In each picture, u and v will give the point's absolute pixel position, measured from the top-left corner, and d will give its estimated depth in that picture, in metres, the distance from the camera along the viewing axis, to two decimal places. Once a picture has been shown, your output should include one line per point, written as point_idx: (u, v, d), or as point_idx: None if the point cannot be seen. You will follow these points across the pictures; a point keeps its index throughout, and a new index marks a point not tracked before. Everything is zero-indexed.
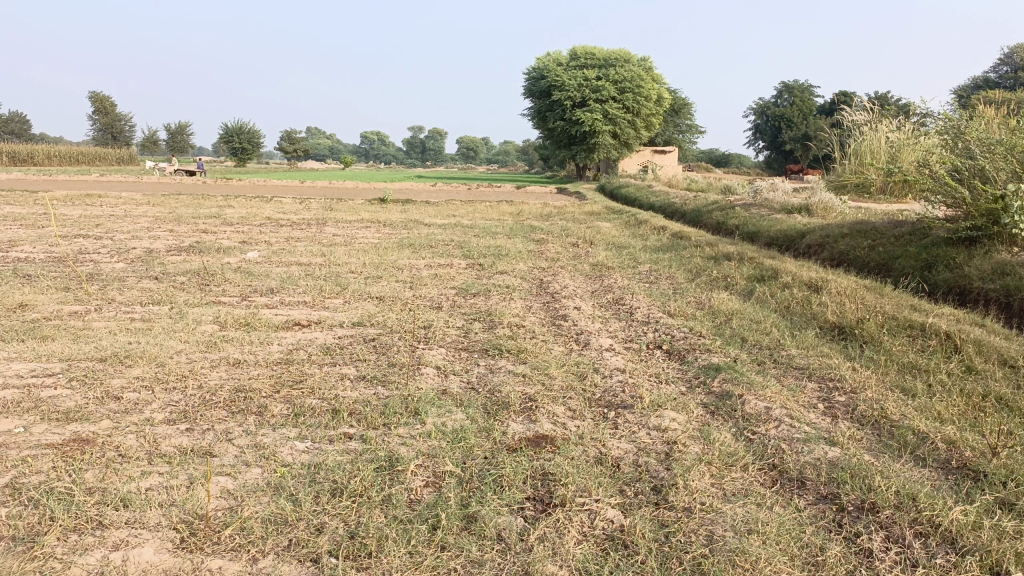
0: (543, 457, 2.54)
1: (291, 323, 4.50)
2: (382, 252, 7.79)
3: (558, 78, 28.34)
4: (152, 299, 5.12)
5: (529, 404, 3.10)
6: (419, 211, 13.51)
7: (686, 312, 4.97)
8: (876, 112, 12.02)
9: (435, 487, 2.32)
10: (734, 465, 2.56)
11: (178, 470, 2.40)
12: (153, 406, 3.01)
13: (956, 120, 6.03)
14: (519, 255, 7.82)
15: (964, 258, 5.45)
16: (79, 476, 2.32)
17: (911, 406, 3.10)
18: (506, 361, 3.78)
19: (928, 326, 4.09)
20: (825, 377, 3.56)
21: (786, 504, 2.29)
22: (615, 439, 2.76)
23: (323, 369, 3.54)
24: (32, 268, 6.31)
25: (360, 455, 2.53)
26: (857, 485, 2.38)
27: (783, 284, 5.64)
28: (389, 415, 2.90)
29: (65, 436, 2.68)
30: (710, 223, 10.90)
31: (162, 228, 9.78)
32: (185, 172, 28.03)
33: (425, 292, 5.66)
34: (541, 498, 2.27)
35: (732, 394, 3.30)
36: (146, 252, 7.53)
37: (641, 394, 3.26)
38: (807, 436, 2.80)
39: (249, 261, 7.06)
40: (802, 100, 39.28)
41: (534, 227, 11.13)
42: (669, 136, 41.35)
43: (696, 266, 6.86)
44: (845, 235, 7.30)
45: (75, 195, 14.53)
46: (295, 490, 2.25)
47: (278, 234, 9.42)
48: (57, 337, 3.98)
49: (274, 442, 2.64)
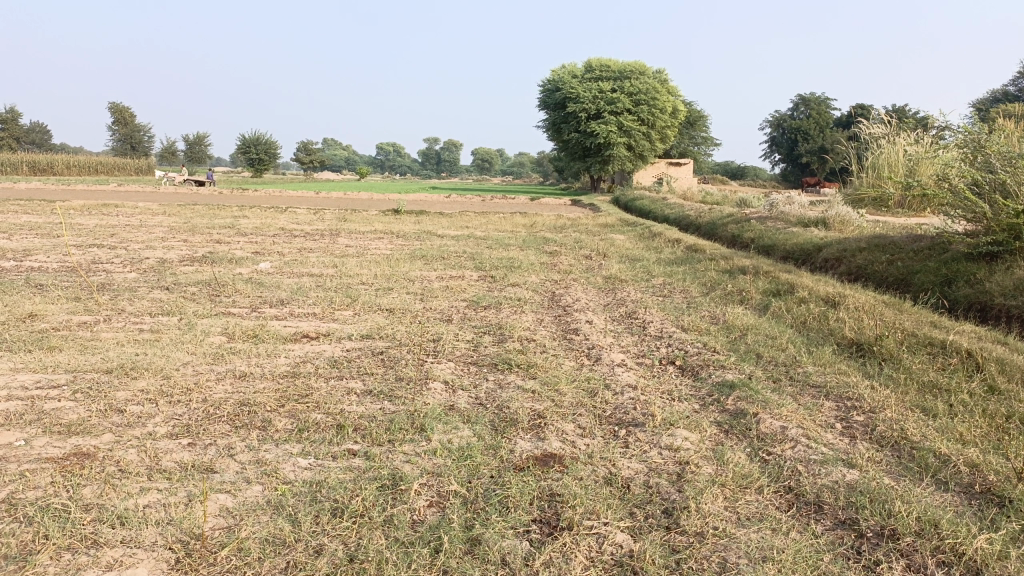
0: (550, 477, 2.47)
1: (299, 335, 4.46)
2: (393, 263, 7.77)
3: (572, 90, 28.35)
4: (162, 310, 5.10)
5: (538, 421, 3.03)
6: (433, 223, 13.51)
7: (700, 327, 4.88)
8: (894, 125, 11.90)
9: (438, 507, 2.25)
10: (748, 487, 2.48)
11: (178, 486, 2.35)
12: (156, 419, 2.96)
13: (975, 133, 5.91)
14: (531, 268, 7.77)
15: (985, 274, 5.34)
16: (77, 492, 2.27)
17: (932, 427, 3.00)
18: (515, 376, 3.71)
19: (949, 343, 3.99)
20: (843, 396, 3.47)
21: (802, 530, 2.20)
22: (625, 458, 2.69)
23: (329, 383, 3.49)
24: (45, 277, 6.33)
25: (363, 472, 2.47)
26: (877, 510, 2.29)
27: (800, 298, 5.55)
28: (394, 431, 2.84)
29: (66, 450, 2.64)
30: (726, 236, 10.80)
31: (176, 237, 9.82)
32: (198, 182, 28.35)
33: (435, 304, 5.61)
34: (548, 520, 2.20)
35: (747, 413, 3.22)
36: (159, 262, 7.54)
37: (652, 411, 3.18)
38: (825, 457, 2.71)
39: (261, 272, 7.05)
40: (819, 113, 39.09)
41: (547, 238, 11.08)
42: (684, 148, 41.26)
43: (710, 280, 6.77)
44: (863, 249, 7.19)
45: (92, 205, 14.66)
46: (295, 509, 2.19)
47: (291, 245, 9.42)
48: (65, 348, 3.96)
49: (276, 459, 2.59)
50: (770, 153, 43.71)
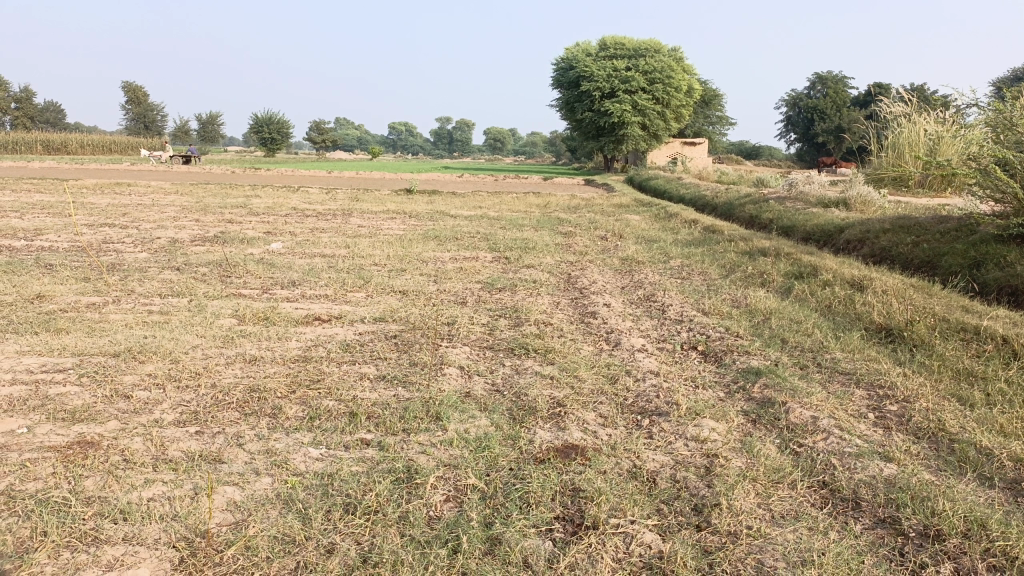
0: (572, 471, 2.36)
1: (311, 318, 4.35)
2: (406, 244, 7.65)
3: (586, 69, 27.96)
4: (171, 291, 5.00)
5: (558, 409, 2.91)
6: (446, 203, 13.36)
7: (721, 311, 4.74)
8: (915, 103, 11.61)
9: (456, 503, 2.15)
10: (781, 482, 2.36)
11: (184, 479, 2.25)
12: (163, 406, 2.87)
13: (1007, 110, 5.67)
14: (546, 249, 7.62)
15: (1017, 257, 5.16)
16: (79, 485, 2.19)
17: (970, 418, 2.86)
18: (533, 361, 3.59)
19: (983, 329, 3.82)
20: (874, 384, 3.33)
21: (840, 529, 2.09)
22: (650, 450, 2.57)
23: (341, 368, 3.39)
24: (55, 257, 6.25)
25: (376, 464, 2.36)
26: (919, 508, 2.16)
27: (824, 281, 5.38)
28: (409, 420, 2.73)
29: (69, 438, 2.54)
30: (743, 216, 10.62)
31: (189, 217, 9.73)
32: (189, 158, 28.56)
33: (449, 286, 5.49)
34: (571, 518, 2.09)
35: (775, 402, 3.09)
36: (171, 241, 7.46)
37: (677, 400, 3.05)
38: (860, 450, 2.58)
39: (272, 252, 6.96)
40: (837, 92, 38.37)
41: (562, 218, 10.93)
42: (699, 128, 40.91)
43: (729, 262, 6.62)
44: (887, 231, 6.99)
45: (105, 184, 14.61)
46: (305, 505, 2.09)
47: (303, 224, 9.33)
48: (72, 330, 3.87)
49: (287, 448, 2.48)
50: (785, 133, 43.18)
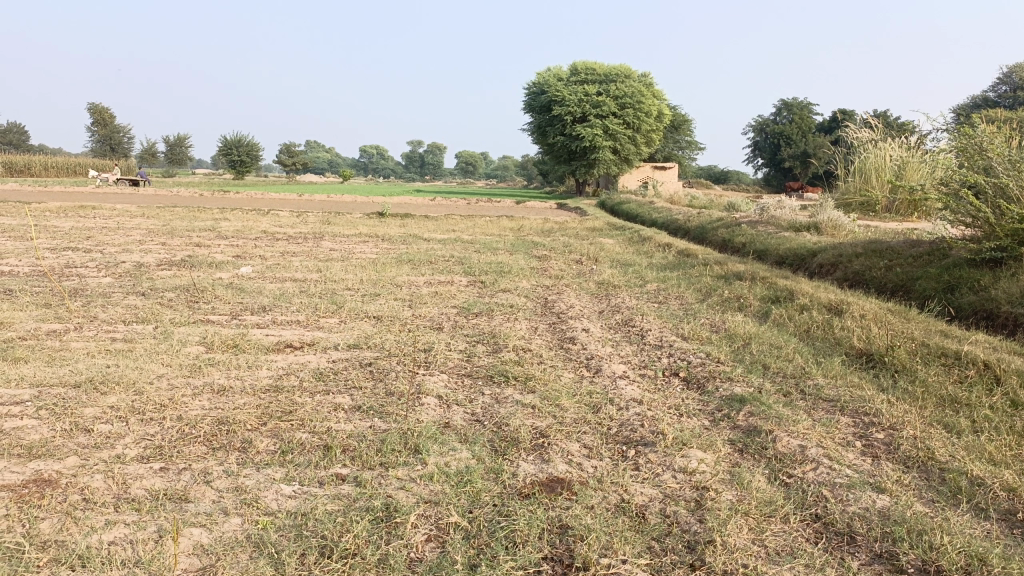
0: (559, 506, 2.26)
1: (283, 345, 4.22)
2: (380, 268, 7.53)
3: (558, 93, 28.16)
4: (137, 317, 4.83)
5: (541, 440, 2.82)
6: (418, 226, 13.25)
7: (701, 336, 4.69)
8: (879, 130, 11.79)
9: (438, 543, 2.04)
10: (774, 516, 2.28)
11: (147, 520, 2.11)
12: (126, 440, 2.72)
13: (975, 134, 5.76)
14: (522, 273, 7.55)
15: (990, 281, 5.21)
16: (33, 528, 2.04)
17: (959, 445, 2.82)
18: (512, 390, 3.49)
19: (964, 354, 3.81)
20: (859, 412, 3.28)
21: (837, 565, 2.01)
22: (637, 483, 2.49)
23: (315, 399, 3.25)
24: (15, 282, 6.04)
25: (353, 502, 2.24)
26: (916, 543, 2.10)
27: (801, 305, 5.37)
28: (386, 453, 2.62)
29: (25, 477, 2.39)
30: (716, 239, 10.67)
31: (155, 241, 9.51)
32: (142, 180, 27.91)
33: (425, 311, 5.38)
34: (560, 558, 1.99)
35: (761, 430, 3.02)
36: (136, 266, 7.26)
37: (662, 430, 2.97)
38: (851, 481, 2.52)
39: (242, 276, 6.80)
40: (802, 118, 39.04)
41: (537, 242, 10.87)
42: (668, 152, 41.43)
43: (706, 286, 6.60)
44: (860, 255, 7.04)
45: (69, 207, 14.28)
46: (278, 548, 1.97)
47: (273, 248, 9.17)
48: (31, 359, 3.70)
49: (257, 486, 2.35)
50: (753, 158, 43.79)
